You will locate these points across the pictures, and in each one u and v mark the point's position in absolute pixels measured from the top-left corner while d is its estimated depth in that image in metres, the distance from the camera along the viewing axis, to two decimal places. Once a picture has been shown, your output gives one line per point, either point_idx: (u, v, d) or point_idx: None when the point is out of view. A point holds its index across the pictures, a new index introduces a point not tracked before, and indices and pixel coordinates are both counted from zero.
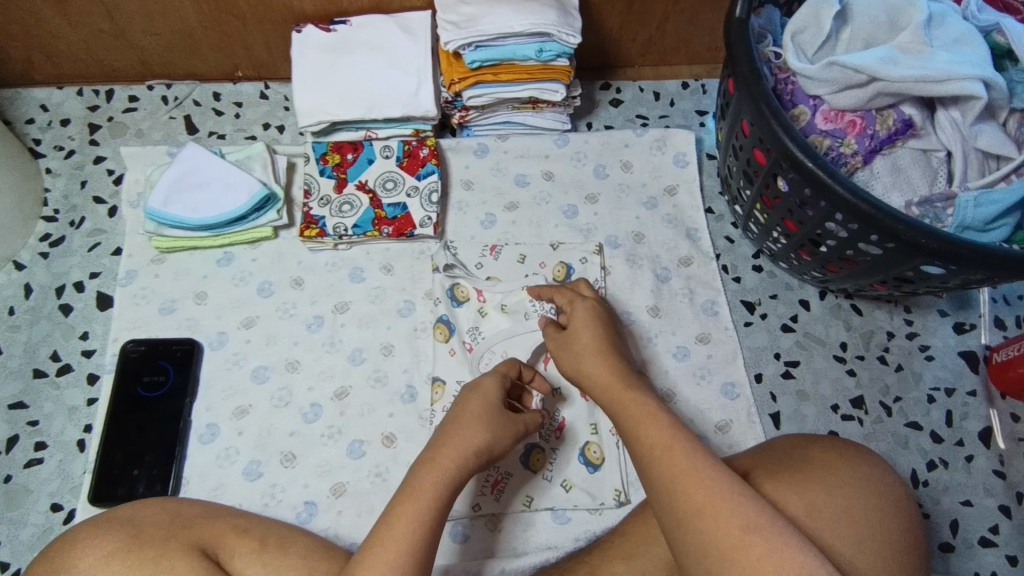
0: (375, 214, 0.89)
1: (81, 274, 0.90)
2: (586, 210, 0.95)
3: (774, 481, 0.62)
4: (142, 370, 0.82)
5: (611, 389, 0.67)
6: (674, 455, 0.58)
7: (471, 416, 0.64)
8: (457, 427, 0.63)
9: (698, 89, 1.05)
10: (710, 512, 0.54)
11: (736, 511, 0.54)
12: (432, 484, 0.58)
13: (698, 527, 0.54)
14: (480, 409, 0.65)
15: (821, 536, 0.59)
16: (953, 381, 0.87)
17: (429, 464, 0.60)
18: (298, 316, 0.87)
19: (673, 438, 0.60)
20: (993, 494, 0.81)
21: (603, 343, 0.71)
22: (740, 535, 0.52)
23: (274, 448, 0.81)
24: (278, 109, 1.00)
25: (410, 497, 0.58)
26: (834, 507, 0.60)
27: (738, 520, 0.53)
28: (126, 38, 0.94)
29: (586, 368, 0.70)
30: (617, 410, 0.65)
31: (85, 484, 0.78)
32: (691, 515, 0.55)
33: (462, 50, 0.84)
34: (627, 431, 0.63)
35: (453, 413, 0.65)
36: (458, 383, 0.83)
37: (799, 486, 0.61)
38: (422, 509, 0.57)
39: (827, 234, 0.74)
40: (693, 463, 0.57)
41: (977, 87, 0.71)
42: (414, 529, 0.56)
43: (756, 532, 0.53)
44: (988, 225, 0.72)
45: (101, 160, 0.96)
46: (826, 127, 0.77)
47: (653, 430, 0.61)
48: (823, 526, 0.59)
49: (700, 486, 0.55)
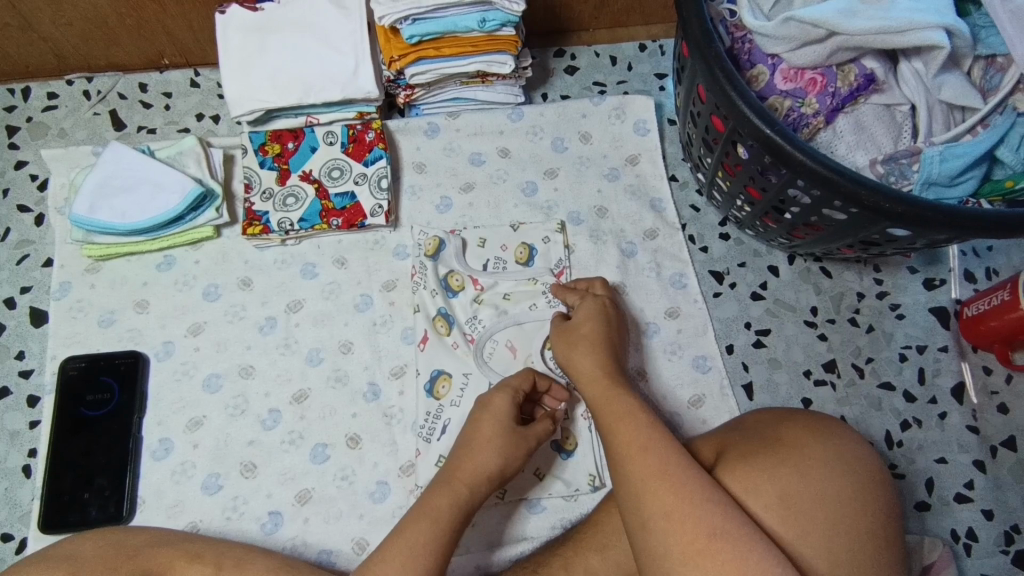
0: (322, 205, 0.84)
1: (11, 290, 0.84)
2: (545, 185, 0.91)
3: (743, 468, 0.62)
4: (84, 388, 0.78)
5: (602, 385, 0.66)
6: (648, 456, 0.58)
7: (485, 438, 0.67)
8: (472, 451, 0.66)
9: (656, 51, 1.00)
10: (675, 516, 0.54)
11: (703, 516, 0.54)
12: (443, 505, 0.61)
13: (663, 531, 0.54)
14: (496, 427, 0.67)
15: (786, 522, 0.59)
16: (924, 338, 0.86)
17: (442, 489, 0.62)
18: (248, 319, 0.83)
19: (647, 438, 0.59)
20: (967, 450, 0.81)
21: (600, 341, 0.71)
22: (706, 540, 0.53)
23: (232, 459, 0.77)
24: (211, 98, 0.94)
25: (416, 518, 0.60)
26: (805, 489, 0.61)
27: (703, 527, 0.53)
28: (35, 31, 0.86)
29: (575, 360, 0.70)
30: (601, 407, 0.65)
31: (34, 512, 0.74)
32: (657, 519, 0.54)
33: (399, 24, 0.78)
34: (608, 427, 0.62)
35: (467, 435, 0.68)
36: (465, 375, 0.80)
37: (769, 470, 0.62)
38: (427, 531, 0.59)
39: (790, 201, 0.71)
40: (664, 466, 0.57)
41: (940, 36, 0.67)
42: (426, 549, 0.58)
43: (720, 540, 0.53)
44: (954, 180, 0.70)
45: (23, 165, 0.89)
46: (786, 87, 0.74)
47: (628, 429, 0.60)
48: (792, 511, 0.60)
49: (667, 492, 0.55)
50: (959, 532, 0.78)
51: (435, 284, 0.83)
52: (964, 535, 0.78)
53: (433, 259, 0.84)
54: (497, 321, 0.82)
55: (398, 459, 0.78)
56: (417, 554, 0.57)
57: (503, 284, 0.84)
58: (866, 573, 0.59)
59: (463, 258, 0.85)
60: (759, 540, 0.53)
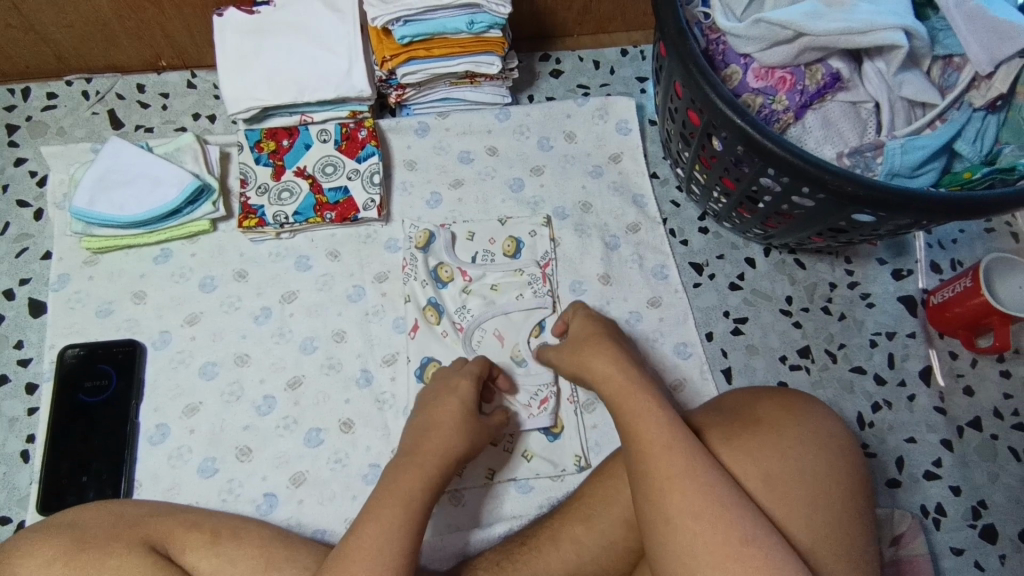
0: (316, 199, 0.87)
1: (10, 282, 0.86)
2: (532, 182, 0.95)
3: (730, 451, 0.65)
4: (83, 375, 0.80)
5: (624, 381, 0.67)
6: (671, 458, 0.59)
7: (444, 421, 0.70)
8: (433, 432, 0.68)
9: (637, 56, 1.05)
10: (703, 517, 0.57)
11: (735, 520, 0.56)
12: (409, 489, 0.62)
13: (694, 532, 0.56)
14: (455, 414, 0.71)
15: (775, 504, 0.62)
16: (893, 325, 0.90)
17: (408, 466, 0.65)
18: (243, 309, 0.85)
19: (668, 439, 0.60)
20: (935, 430, 0.85)
21: (612, 342, 0.73)
22: (738, 545, 0.55)
23: (228, 444, 0.79)
24: (208, 98, 0.97)
25: (383, 502, 0.61)
26: (788, 469, 0.63)
27: (736, 531, 0.56)
28: (36, 32, 0.88)
29: (592, 363, 0.71)
30: (619, 402, 0.66)
31: (32, 495, 0.76)
32: (687, 519, 0.57)
33: (391, 26, 0.81)
34: (626, 423, 0.64)
35: (427, 418, 0.70)
36: None
37: (756, 453, 0.64)
38: (399, 515, 0.60)
39: (762, 190, 0.75)
40: (690, 468, 0.59)
41: (899, 36, 0.72)
42: (395, 530, 0.59)
43: (751, 545, 0.55)
44: (915, 171, 0.75)
45: (23, 162, 0.92)
46: (758, 85, 0.78)
47: (649, 431, 0.62)
48: (779, 491, 0.63)
49: (694, 493, 0.58)
50: (928, 507, 0.81)
51: (426, 275, 0.86)
52: (933, 510, 0.81)
53: (423, 251, 0.87)
54: (486, 310, 0.86)
55: (390, 442, 0.80)
56: (389, 538, 0.58)
57: (491, 275, 0.88)
58: (843, 542, 0.63)
59: (454, 251, 0.88)
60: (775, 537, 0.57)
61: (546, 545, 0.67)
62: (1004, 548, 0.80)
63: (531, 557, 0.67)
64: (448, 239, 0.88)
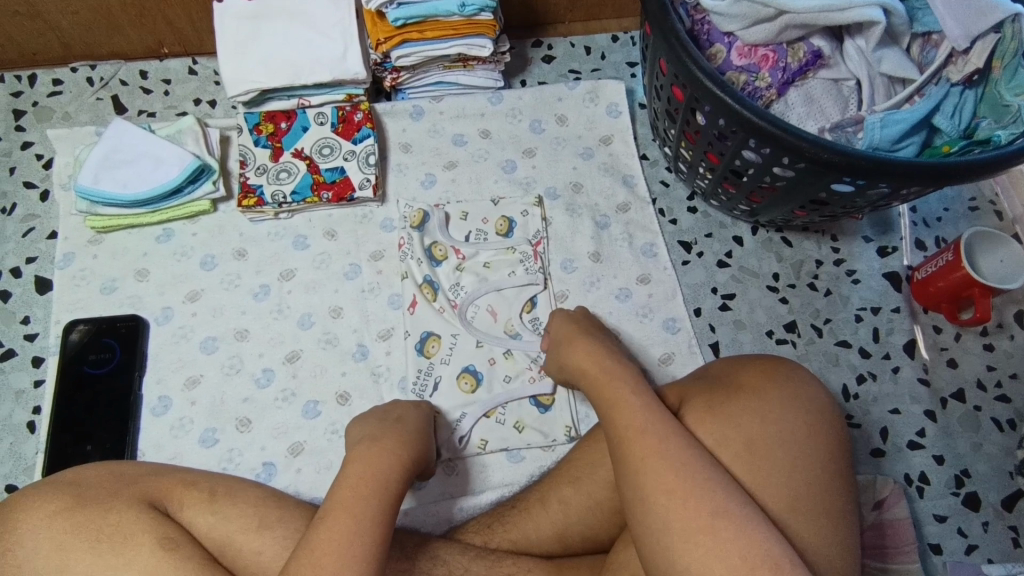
0: (313, 179, 0.89)
1: (17, 260, 0.89)
2: (524, 164, 0.97)
3: (708, 425, 0.64)
4: (87, 350, 0.82)
5: (603, 370, 0.67)
6: (647, 437, 0.59)
7: (401, 418, 0.68)
8: (393, 425, 0.66)
9: (628, 42, 1.07)
10: (677, 494, 0.55)
11: (705, 496, 0.55)
12: (384, 473, 0.59)
13: (666, 507, 0.55)
14: (412, 415, 0.70)
15: (757, 471, 0.61)
16: (878, 300, 0.92)
17: (370, 450, 0.61)
18: (243, 287, 0.88)
19: (644, 420, 0.60)
20: (918, 401, 0.87)
21: (592, 335, 0.72)
22: (708, 519, 0.54)
23: (228, 415, 0.82)
24: (208, 84, 1.00)
25: (352, 487, 0.57)
26: (768, 433, 0.63)
27: (705, 505, 0.54)
28: (42, 19, 0.91)
29: (571, 354, 0.71)
30: (600, 390, 0.65)
31: (38, 463, 0.79)
32: (659, 495, 0.56)
33: (384, 8, 0.83)
34: (604, 408, 0.63)
35: (389, 416, 0.68)
36: (454, 336, 0.85)
37: (734, 419, 0.64)
38: (371, 500, 0.56)
39: (745, 164, 0.77)
40: (665, 447, 0.58)
41: (876, 13, 0.75)
42: (366, 518, 0.55)
43: (722, 518, 0.54)
44: (895, 145, 0.76)
45: (29, 146, 0.95)
46: (741, 63, 0.80)
47: (624, 413, 0.61)
48: (759, 457, 0.62)
49: (669, 469, 0.56)
50: (912, 476, 0.83)
51: (421, 253, 0.88)
52: (917, 479, 0.83)
53: (418, 230, 0.89)
54: (479, 287, 0.88)
55: None
56: (360, 522, 0.54)
57: (484, 253, 0.90)
58: (826, 502, 0.62)
59: (447, 231, 0.91)
60: (749, 508, 0.55)
61: (536, 507, 0.70)
62: (987, 515, 0.82)
63: (522, 520, 0.70)
64: (442, 218, 0.91)
